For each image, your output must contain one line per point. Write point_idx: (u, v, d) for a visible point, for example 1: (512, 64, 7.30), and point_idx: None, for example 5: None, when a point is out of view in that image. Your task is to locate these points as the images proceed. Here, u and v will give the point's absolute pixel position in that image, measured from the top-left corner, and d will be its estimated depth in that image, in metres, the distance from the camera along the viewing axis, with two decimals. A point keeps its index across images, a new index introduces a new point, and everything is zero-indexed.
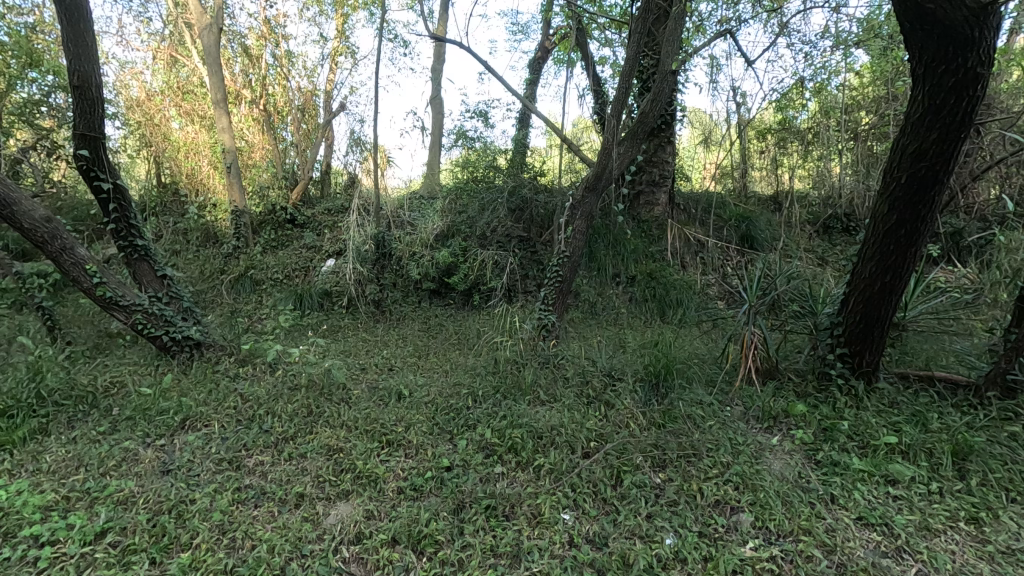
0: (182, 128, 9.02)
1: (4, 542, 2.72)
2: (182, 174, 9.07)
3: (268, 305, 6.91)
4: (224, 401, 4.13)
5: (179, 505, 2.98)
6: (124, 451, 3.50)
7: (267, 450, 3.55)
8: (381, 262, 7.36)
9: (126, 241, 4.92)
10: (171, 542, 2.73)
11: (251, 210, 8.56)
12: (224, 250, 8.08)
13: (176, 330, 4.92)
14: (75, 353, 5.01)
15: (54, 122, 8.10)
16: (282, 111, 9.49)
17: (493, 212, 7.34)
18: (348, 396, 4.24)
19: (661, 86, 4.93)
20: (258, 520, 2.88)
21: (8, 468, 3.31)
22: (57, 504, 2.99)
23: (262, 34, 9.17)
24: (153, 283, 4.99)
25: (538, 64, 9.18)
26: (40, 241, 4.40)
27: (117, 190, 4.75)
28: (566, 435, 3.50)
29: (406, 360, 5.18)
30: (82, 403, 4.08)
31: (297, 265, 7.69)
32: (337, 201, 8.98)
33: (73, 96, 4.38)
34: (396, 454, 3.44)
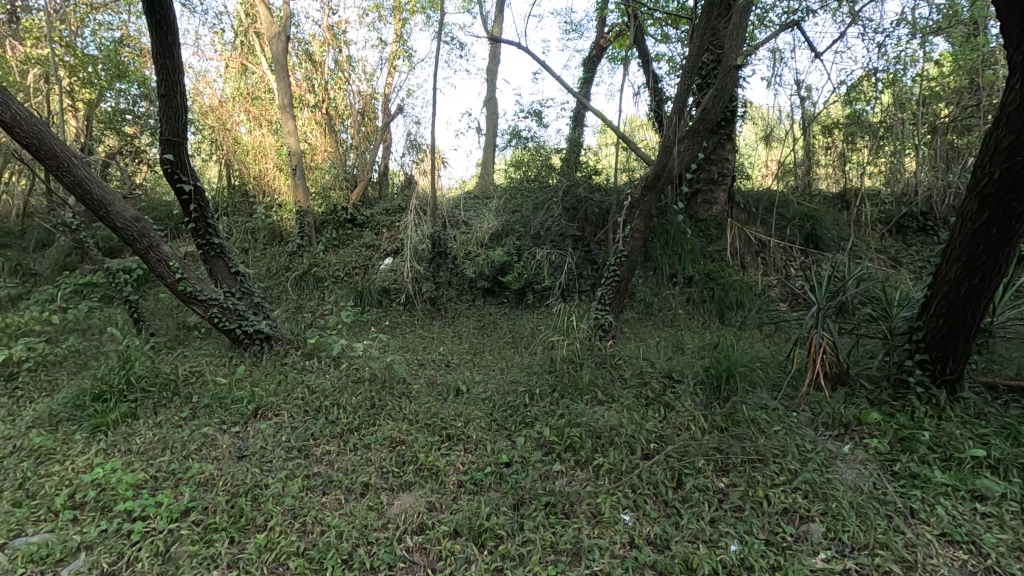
0: (250, 131, 9.41)
1: (103, 515, 2.98)
2: (250, 176, 9.46)
3: (330, 301, 7.18)
4: (293, 392, 4.33)
5: (255, 488, 3.14)
6: (203, 436, 3.72)
7: (332, 440, 3.70)
8: (437, 261, 7.50)
9: (204, 240, 5.23)
10: (248, 523, 2.89)
11: (315, 211, 8.93)
12: (289, 248, 8.46)
13: (248, 324, 5.19)
14: (159, 344, 5.38)
15: (138, 129, 8.77)
16: (343, 114, 9.85)
17: (548, 211, 7.35)
18: (408, 390, 4.37)
19: (725, 81, 4.79)
20: (327, 507, 3.02)
21: (105, 448, 3.61)
22: (146, 483, 3.23)
23: (325, 41, 9.61)
24: (227, 280, 5.31)
25: (593, 62, 9.12)
26: (130, 239, 4.77)
27: (197, 192, 5.07)
28: (625, 436, 3.47)
29: (463, 357, 5.27)
30: (166, 390, 4.37)
31: (357, 264, 7.94)
32: (394, 201, 9.22)
33: (161, 104, 4.68)
34: (455, 449, 3.51)
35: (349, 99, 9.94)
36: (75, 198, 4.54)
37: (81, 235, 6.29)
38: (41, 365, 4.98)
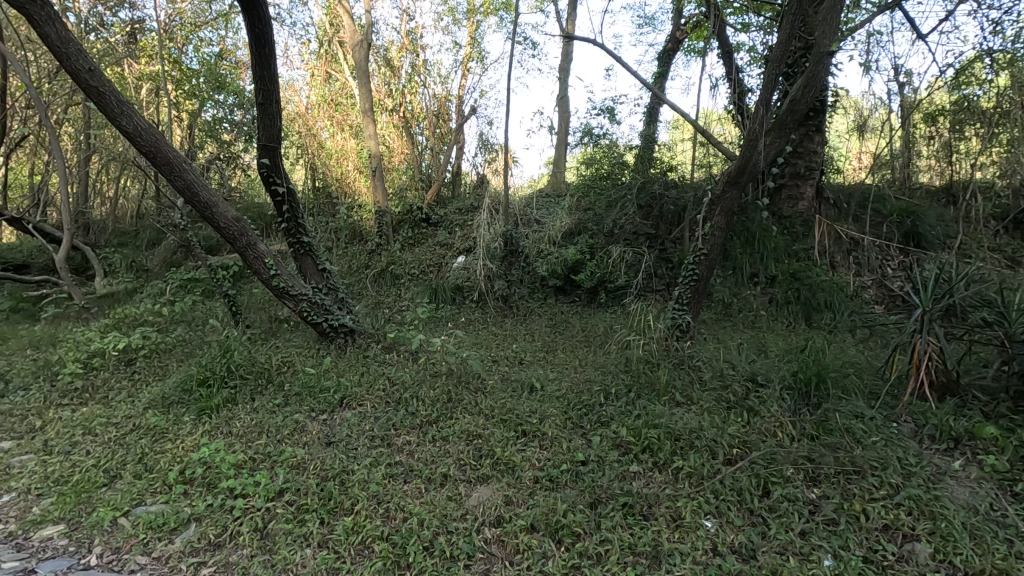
0: (332, 136, 9.90)
1: (209, 491, 3.25)
2: (333, 179, 9.90)
3: (407, 297, 7.43)
4: (375, 383, 4.53)
5: (342, 474, 3.31)
6: (294, 422, 3.97)
7: (413, 431, 3.84)
8: (509, 259, 7.59)
9: (295, 238, 5.57)
10: (337, 506, 3.05)
11: (392, 211, 9.28)
12: (369, 246, 8.85)
13: (334, 318, 5.49)
14: (255, 335, 5.78)
15: (234, 136, 9.47)
16: (418, 117, 10.17)
17: (622, 209, 7.24)
18: (484, 386, 4.44)
19: (817, 68, 4.52)
20: (409, 495, 3.13)
21: (209, 429, 3.94)
22: (246, 463, 3.49)
23: (403, 46, 9.99)
24: (315, 276, 5.60)
25: (668, 55, 8.87)
26: (231, 237, 5.17)
27: (289, 194, 5.41)
28: (706, 439, 3.36)
29: (535, 355, 5.30)
30: (261, 377, 4.69)
31: (431, 262, 8.16)
32: (467, 201, 9.40)
33: (258, 111, 5.03)
34: (531, 445, 3.54)
35: (424, 102, 10.23)
36: (184, 200, 4.97)
37: (187, 235, 6.87)
38: (154, 352, 5.50)
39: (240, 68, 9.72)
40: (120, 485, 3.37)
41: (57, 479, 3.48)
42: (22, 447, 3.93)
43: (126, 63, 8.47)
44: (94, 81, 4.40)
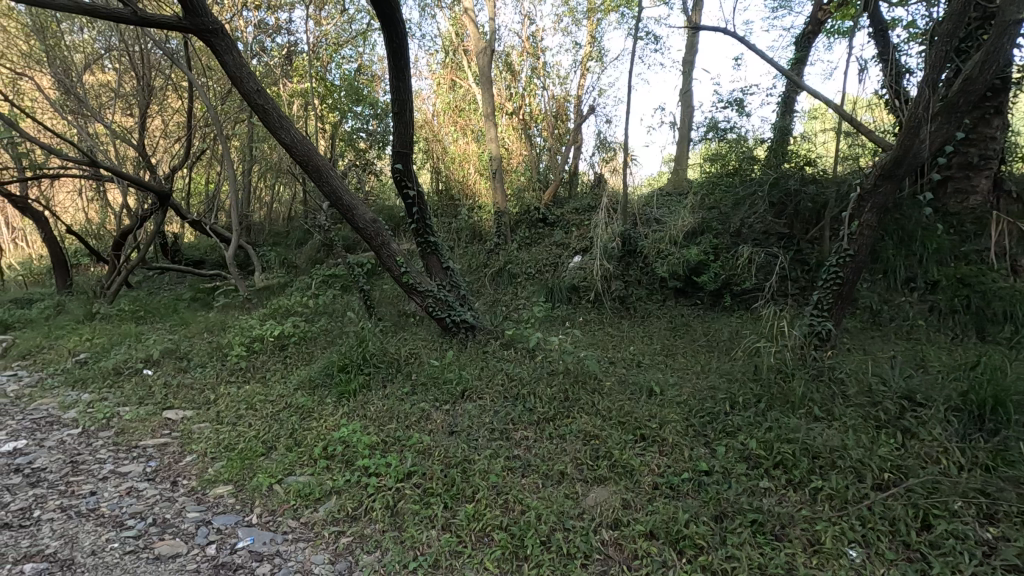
0: (455, 141, 10.37)
1: (348, 467, 3.57)
2: (456, 181, 10.41)
3: (523, 296, 7.59)
4: (494, 378, 4.69)
5: (464, 462, 3.47)
6: (421, 410, 4.22)
7: (530, 426, 3.92)
8: (626, 260, 7.46)
9: (423, 238, 5.92)
10: (459, 492, 3.20)
11: (511, 211, 9.53)
12: (488, 246, 9.16)
13: (456, 314, 5.76)
14: (386, 328, 6.25)
15: (368, 144, 9.84)
16: (537, 118, 10.33)
17: (751, 208, 6.79)
18: (600, 387, 4.41)
19: (1000, 41, 3.90)
20: (527, 488, 3.20)
21: (348, 411, 4.32)
22: (379, 444, 3.77)
23: (524, 51, 10.22)
24: (440, 274, 5.92)
25: (807, 39, 8.14)
26: (368, 237, 5.63)
27: (419, 196, 5.78)
28: (851, 459, 3.05)
29: (654, 358, 5.14)
30: (391, 367, 5.05)
31: (548, 261, 8.25)
32: (584, 201, 9.38)
33: (394, 121, 5.42)
34: (651, 449, 3.45)
35: (543, 103, 10.36)
36: (330, 203, 5.51)
37: (330, 236, 7.59)
38: (302, 339, 6.15)
39: (375, 81, 10.59)
40: (275, 456, 3.82)
41: (226, 445, 4.03)
42: (201, 416, 4.61)
43: (282, 83, 9.55)
44: (261, 100, 5.04)
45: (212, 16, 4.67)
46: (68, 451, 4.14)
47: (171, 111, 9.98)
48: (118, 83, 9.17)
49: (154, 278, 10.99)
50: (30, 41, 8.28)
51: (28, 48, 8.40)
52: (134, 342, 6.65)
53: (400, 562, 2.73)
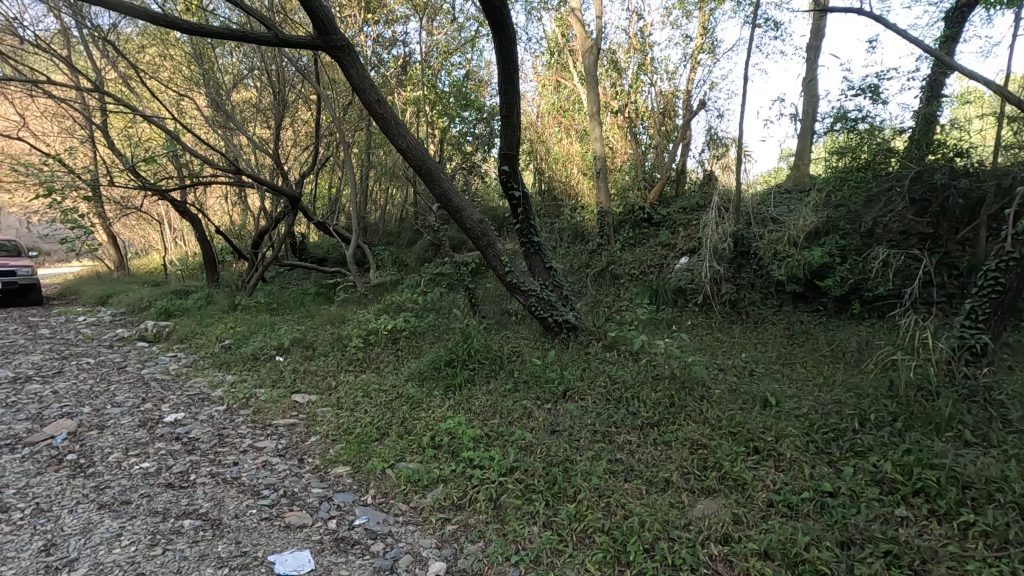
0: (559, 141, 10.40)
1: (454, 458, 3.72)
2: (559, 181, 10.44)
3: (626, 298, 7.44)
4: (596, 379, 4.64)
5: (566, 462, 3.47)
6: (523, 408, 4.29)
7: (633, 431, 3.84)
8: (739, 261, 7.10)
9: (526, 239, 6.02)
10: (560, 491, 3.21)
11: (614, 211, 9.38)
12: (590, 246, 9.06)
13: (558, 314, 5.78)
14: (490, 325, 6.42)
15: (475, 146, 10.73)
16: (643, 116, 10.07)
17: (886, 205, 5.96)
18: (709, 394, 4.21)
19: None
20: (630, 494, 3.14)
21: (453, 404, 4.50)
22: (483, 438, 3.89)
23: (631, 47, 9.99)
24: (542, 274, 5.99)
25: (961, 13, 7.16)
26: (474, 237, 5.81)
27: (524, 197, 5.88)
28: (1012, 494, 2.67)
29: (769, 367, 4.80)
30: (495, 363, 5.19)
31: (652, 262, 8.03)
32: (693, 200, 9.01)
33: (502, 124, 5.55)
34: (765, 463, 3.24)
35: (649, 100, 10.07)
36: (440, 205, 5.76)
37: (439, 236, 7.94)
38: (412, 334, 6.50)
39: (481, 86, 10.90)
40: (388, 442, 4.07)
41: (346, 429, 4.37)
42: (323, 401, 5.03)
43: (396, 92, 10.13)
44: (380, 109, 5.38)
45: (340, 33, 5.06)
46: (216, 425, 4.71)
47: (301, 123, 11.00)
48: (259, 99, 10.26)
49: (285, 274, 12.17)
50: (191, 66, 9.50)
51: (189, 72, 9.63)
52: (268, 331, 7.41)
53: (503, 554, 2.80)
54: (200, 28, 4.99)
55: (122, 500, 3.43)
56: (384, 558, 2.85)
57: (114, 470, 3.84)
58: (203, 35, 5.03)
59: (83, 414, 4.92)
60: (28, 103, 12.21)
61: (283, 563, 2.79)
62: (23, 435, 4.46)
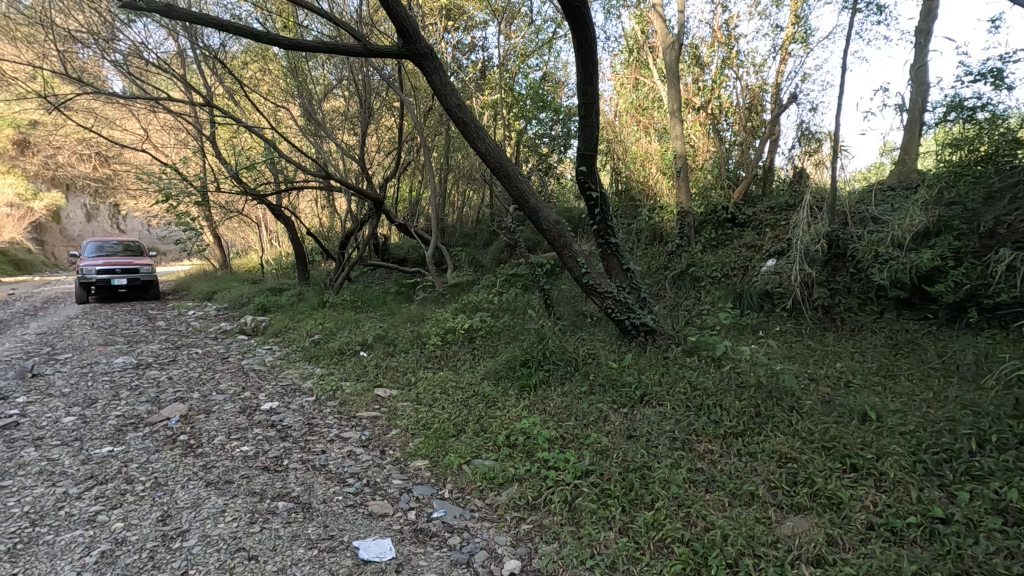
0: (637, 141, 10.19)
1: (528, 458, 3.75)
2: (636, 181, 10.22)
3: (707, 301, 7.16)
4: (676, 385, 4.50)
5: (643, 468, 3.39)
6: (599, 411, 4.24)
7: (715, 440, 3.69)
8: (832, 264, 6.71)
9: (603, 240, 5.94)
10: (637, 498, 3.14)
11: (695, 212, 9.06)
12: (669, 247, 8.80)
13: (636, 316, 5.66)
14: (565, 327, 6.41)
15: (550, 148, 10.68)
16: (727, 111, 9.66)
17: (1012, 202, 5.40)
18: (799, 405, 3.97)
19: None
20: (711, 505, 3.02)
21: (529, 404, 4.53)
22: (558, 440, 3.88)
23: (715, 41, 9.61)
24: (620, 275, 5.90)
25: None
26: (551, 238, 5.81)
27: (601, 198, 5.81)
28: None
29: (868, 379, 4.45)
30: (570, 365, 5.16)
31: (736, 265, 7.68)
32: (781, 200, 8.52)
33: (580, 125, 5.53)
34: (864, 482, 3.02)
35: (734, 95, 9.62)
36: (517, 206, 5.81)
37: (515, 237, 8.01)
38: (488, 333, 6.61)
39: (558, 86, 10.90)
40: (464, 438, 4.16)
41: (424, 424, 4.51)
42: (403, 396, 5.23)
43: (475, 96, 10.34)
44: (461, 113, 5.53)
45: (424, 41, 5.24)
46: (307, 414, 5.03)
47: (385, 129, 11.51)
48: (347, 107, 10.83)
49: (368, 273, 12.77)
50: (287, 79, 10.20)
51: (285, 85, 10.34)
52: (353, 328, 7.81)
53: (578, 557, 2.78)
54: (296, 43, 5.34)
55: (226, 479, 3.74)
56: (461, 552, 2.92)
57: (218, 452, 4.20)
58: (298, 50, 5.38)
59: (193, 399, 5.41)
60: (150, 118, 13.61)
61: (367, 549, 2.92)
62: (144, 416, 4.98)
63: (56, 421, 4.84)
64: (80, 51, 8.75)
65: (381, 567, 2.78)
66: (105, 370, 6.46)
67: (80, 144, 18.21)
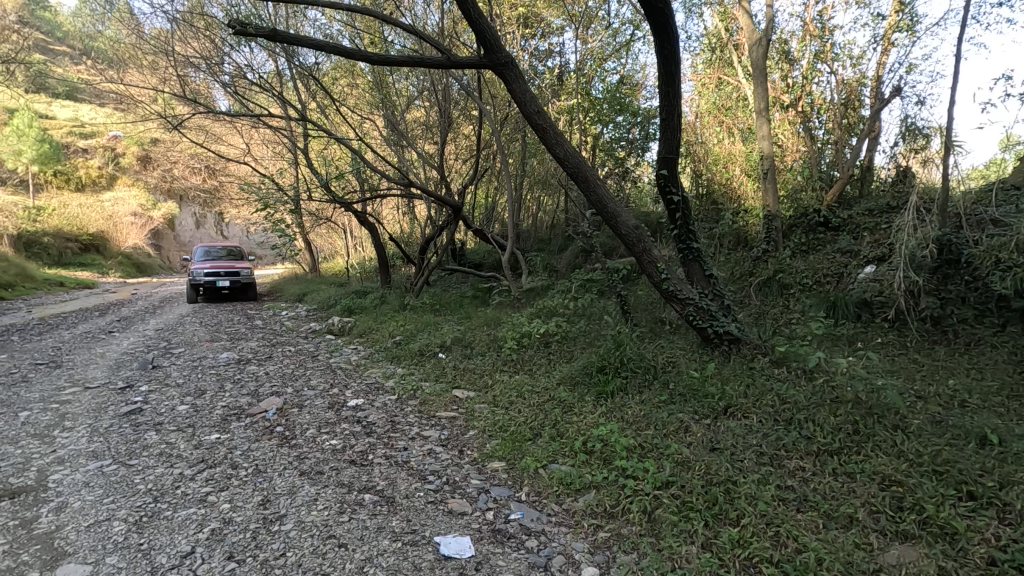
0: (720, 142, 9.84)
1: (606, 465, 3.71)
2: (719, 184, 9.85)
3: (797, 309, 6.76)
4: (762, 397, 4.28)
5: (727, 482, 3.26)
6: (679, 421, 4.11)
7: (807, 457, 3.49)
8: (942, 271, 6.14)
9: (685, 245, 5.77)
10: (721, 513, 3.03)
11: (783, 215, 8.60)
12: (754, 253, 8.38)
13: (719, 324, 5.45)
14: (643, 333, 6.28)
15: (628, 152, 10.67)
16: (820, 108, 9.10)
17: None
18: (904, 424, 3.67)
19: None
20: (804, 526, 2.86)
21: (606, 411, 4.48)
22: (636, 448, 3.81)
23: (806, 34, 9.09)
24: (701, 281, 5.72)
25: None
26: (630, 243, 5.72)
27: (683, 202, 5.65)
28: None
29: (988, 399, 4.02)
30: (648, 373, 5.04)
31: (829, 271, 7.21)
32: (882, 201, 7.91)
33: (661, 127, 5.43)
34: (984, 512, 2.77)
35: (827, 90, 9.04)
36: (595, 212, 5.77)
37: (591, 241, 7.94)
38: (564, 338, 6.60)
39: (636, 89, 10.74)
40: (541, 442, 4.18)
41: (501, 426, 4.58)
42: (481, 398, 5.33)
43: (552, 102, 10.38)
44: (540, 119, 5.58)
45: (505, 50, 5.34)
46: (389, 412, 5.26)
47: (463, 137, 11.82)
48: (427, 117, 11.23)
49: (446, 278, 13.14)
50: (373, 93, 10.73)
51: (371, 98, 10.88)
52: (432, 330, 8.06)
53: (658, 569, 2.72)
54: (383, 58, 5.60)
55: (317, 470, 3.98)
56: (539, 555, 2.94)
57: (310, 444, 4.49)
58: (385, 64, 5.62)
59: (288, 393, 5.82)
60: (252, 132, 14.78)
61: (447, 546, 3.01)
62: (246, 407, 5.41)
63: (172, 408, 5.36)
64: (193, 74, 9.65)
65: (461, 564, 2.85)
66: (212, 364, 7.08)
67: (192, 158, 20.10)
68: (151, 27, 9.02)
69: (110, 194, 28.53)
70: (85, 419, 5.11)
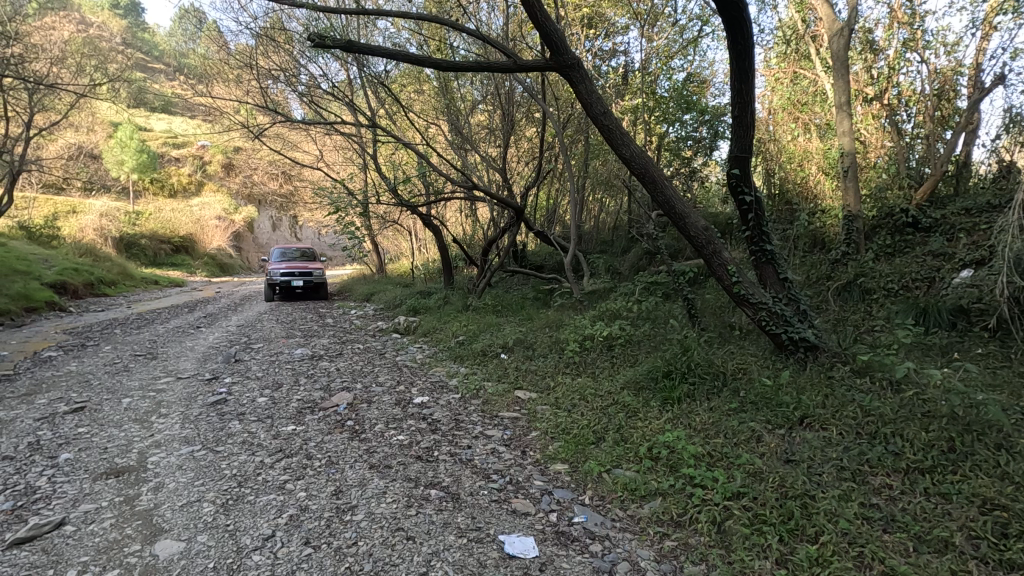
0: (795, 139, 9.38)
1: (672, 472, 3.62)
2: (793, 183, 9.39)
3: (881, 316, 6.33)
4: (843, 409, 4.03)
5: (805, 496, 3.10)
6: (750, 430, 3.95)
7: (894, 474, 3.27)
8: None
9: (757, 246, 5.53)
10: (798, 528, 2.89)
11: (865, 216, 8.09)
12: (833, 255, 7.91)
13: (794, 330, 5.19)
14: (711, 338, 6.08)
15: (694, 151, 10.35)
16: (909, 100, 8.47)
17: None
18: (1009, 443, 3.35)
19: None
20: (892, 548, 2.68)
21: (672, 418, 4.36)
22: (704, 457, 3.69)
23: (894, 21, 8.49)
24: (775, 285, 5.47)
25: None
26: (698, 245, 5.56)
27: (756, 202, 5.42)
28: None
29: None
30: (717, 379, 4.88)
31: (918, 275, 6.71)
32: (981, 199, 7.27)
33: (732, 126, 5.25)
34: None
35: (918, 81, 8.41)
36: (662, 212, 5.64)
37: (656, 243, 7.76)
38: (628, 342, 6.49)
39: (704, 86, 10.41)
40: (604, 446, 4.14)
41: (563, 429, 4.57)
42: (543, 399, 5.34)
43: (615, 102, 10.25)
44: (606, 120, 5.52)
45: (571, 52, 5.33)
46: (453, 410, 5.37)
47: (526, 139, 11.89)
48: (490, 121, 11.37)
49: (507, 279, 13.25)
50: (438, 98, 10.99)
51: (436, 104, 11.16)
52: (494, 331, 8.15)
53: None
54: (451, 64, 5.72)
55: (386, 464, 4.13)
56: (603, 559, 2.90)
57: (379, 438, 4.66)
58: (452, 70, 5.75)
59: (357, 389, 6.06)
60: (325, 139, 15.50)
61: (511, 545, 3.04)
62: (319, 401, 5.68)
63: (253, 400, 5.72)
64: (272, 85, 10.23)
65: (524, 563, 2.87)
66: (288, 359, 7.49)
67: (271, 165, 21.35)
68: (236, 44, 9.65)
69: (197, 200, 30.85)
70: (178, 406, 5.54)
